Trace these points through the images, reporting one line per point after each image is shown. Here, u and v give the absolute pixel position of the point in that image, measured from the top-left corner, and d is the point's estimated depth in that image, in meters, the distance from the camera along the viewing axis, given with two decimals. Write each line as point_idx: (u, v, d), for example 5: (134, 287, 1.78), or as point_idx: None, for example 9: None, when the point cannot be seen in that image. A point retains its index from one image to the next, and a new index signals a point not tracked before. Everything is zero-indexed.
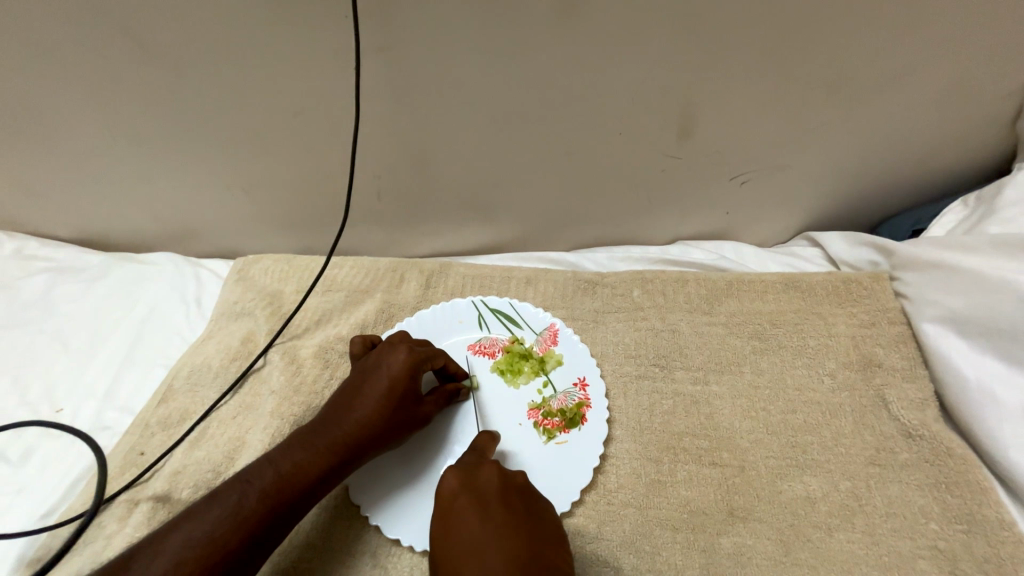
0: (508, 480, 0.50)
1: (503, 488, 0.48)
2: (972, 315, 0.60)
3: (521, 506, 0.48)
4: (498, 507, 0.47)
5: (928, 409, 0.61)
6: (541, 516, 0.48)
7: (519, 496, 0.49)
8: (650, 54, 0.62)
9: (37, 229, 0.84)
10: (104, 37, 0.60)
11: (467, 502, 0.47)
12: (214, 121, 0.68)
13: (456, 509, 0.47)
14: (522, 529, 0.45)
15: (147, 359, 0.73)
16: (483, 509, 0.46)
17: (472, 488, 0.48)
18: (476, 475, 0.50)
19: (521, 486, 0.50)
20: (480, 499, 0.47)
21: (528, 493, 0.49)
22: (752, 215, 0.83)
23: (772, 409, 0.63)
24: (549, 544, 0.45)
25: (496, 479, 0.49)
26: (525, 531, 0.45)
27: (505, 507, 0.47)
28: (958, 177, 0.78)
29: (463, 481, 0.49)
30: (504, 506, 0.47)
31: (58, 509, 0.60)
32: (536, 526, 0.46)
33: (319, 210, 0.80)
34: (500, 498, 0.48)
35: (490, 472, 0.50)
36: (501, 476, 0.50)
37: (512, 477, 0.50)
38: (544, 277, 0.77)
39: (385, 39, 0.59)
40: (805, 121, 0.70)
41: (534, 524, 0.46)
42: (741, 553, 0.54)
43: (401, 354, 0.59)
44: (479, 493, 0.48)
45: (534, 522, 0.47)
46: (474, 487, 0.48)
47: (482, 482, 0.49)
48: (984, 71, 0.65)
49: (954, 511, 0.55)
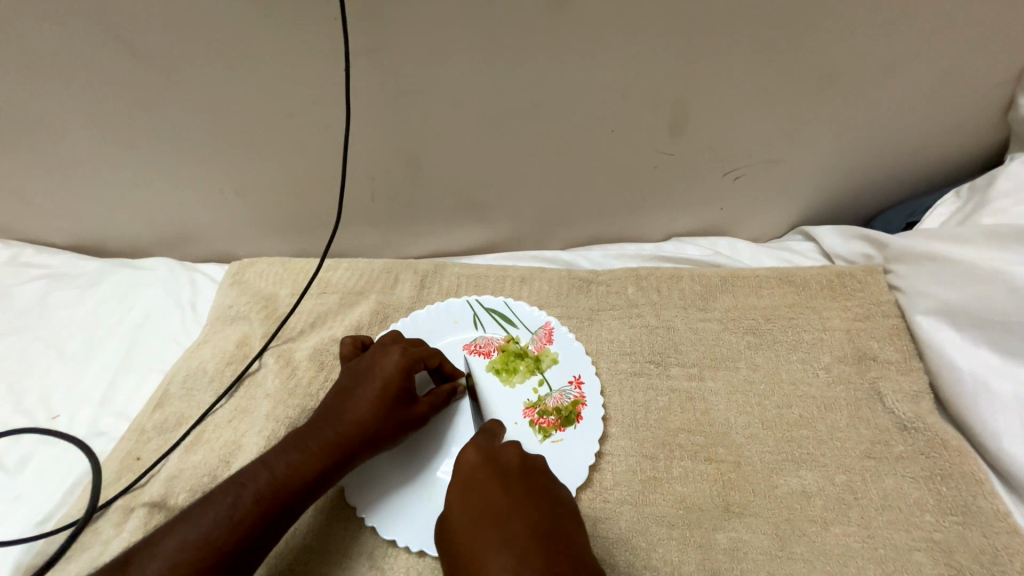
0: (528, 459, 0.50)
1: (523, 466, 0.48)
2: (965, 306, 0.60)
3: (540, 485, 0.47)
4: (518, 482, 0.47)
5: (923, 402, 0.61)
6: (559, 496, 0.48)
7: (540, 475, 0.48)
8: (640, 51, 0.62)
9: (32, 236, 0.84)
10: (94, 43, 0.60)
11: (488, 474, 0.47)
12: (206, 125, 0.68)
13: (476, 480, 0.47)
14: (542, 505, 0.45)
15: (142, 364, 0.73)
16: (504, 483, 0.46)
17: (493, 462, 0.48)
18: (497, 450, 0.50)
19: (541, 467, 0.50)
20: (500, 473, 0.47)
21: (546, 473, 0.49)
22: (746, 210, 0.83)
23: (768, 404, 0.63)
24: (569, 521, 0.45)
25: (517, 457, 0.49)
26: (544, 507, 0.45)
27: (525, 483, 0.47)
28: (950, 170, 0.78)
29: (485, 455, 0.49)
30: (523, 482, 0.47)
31: (54, 515, 0.60)
32: (555, 505, 0.46)
33: (313, 213, 0.80)
34: (520, 475, 0.48)
35: (510, 449, 0.50)
36: (522, 454, 0.50)
37: (531, 457, 0.50)
38: (538, 276, 0.77)
39: (374, 40, 0.59)
40: (796, 116, 0.70)
41: (553, 502, 0.46)
42: (737, 548, 0.54)
43: (394, 355, 0.59)
44: (501, 467, 0.48)
45: (554, 501, 0.47)
46: (495, 461, 0.48)
47: (503, 457, 0.49)
48: (975, 62, 0.65)
49: (949, 503, 0.55)
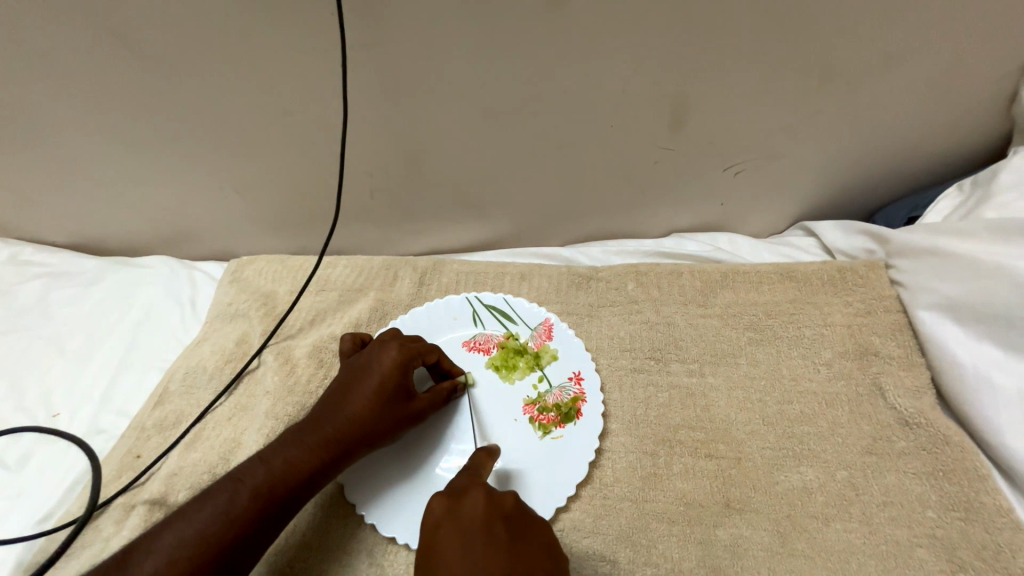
0: (494, 506, 0.47)
1: (488, 517, 0.46)
2: (967, 301, 0.60)
3: (506, 537, 0.45)
4: (480, 539, 0.44)
5: (925, 397, 0.61)
6: (531, 544, 0.45)
7: (504, 525, 0.46)
8: (639, 45, 0.61)
9: (32, 235, 0.84)
10: (89, 40, 0.60)
11: (448, 533, 0.45)
12: (203, 122, 0.68)
13: (437, 540, 0.45)
14: (504, 563, 0.43)
15: (142, 362, 0.73)
16: (465, 541, 0.44)
17: (455, 517, 0.46)
18: (460, 501, 0.48)
19: (508, 513, 0.47)
20: (461, 529, 0.45)
21: (515, 519, 0.47)
22: (746, 206, 0.82)
23: (768, 400, 0.63)
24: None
25: (482, 505, 0.47)
26: (506, 567, 0.42)
27: (487, 538, 0.44)
28: (953, 164, 0.77)
29: (447, 510, 0.47)
30: (487, 536, 0.44)
31: (54, 514, 0.61)
32: (521, 559, 0.43)
33: (312, 210, 0.79)
34: (482, 528, 0.45)
35: (475, 497, 0.48)
36: (485, 502, 0.47)
37: (499, 502, 0.48)
38: (538, 273, 0.77)
39: (371, 35, 0.59)
40: (798, 110, 0.69)
41: (517, 556, 0.43)
42: (738, 544, 0.53)
43: (392, 351, 0.59)
44: (463, 522, 0.46)
45: (521, 552, 0.44)
46: (455, 517, 0.46)
47: (466, 509, 0.47)
48: (977, 54, 0.64)
49: (951, 499, 0.55)
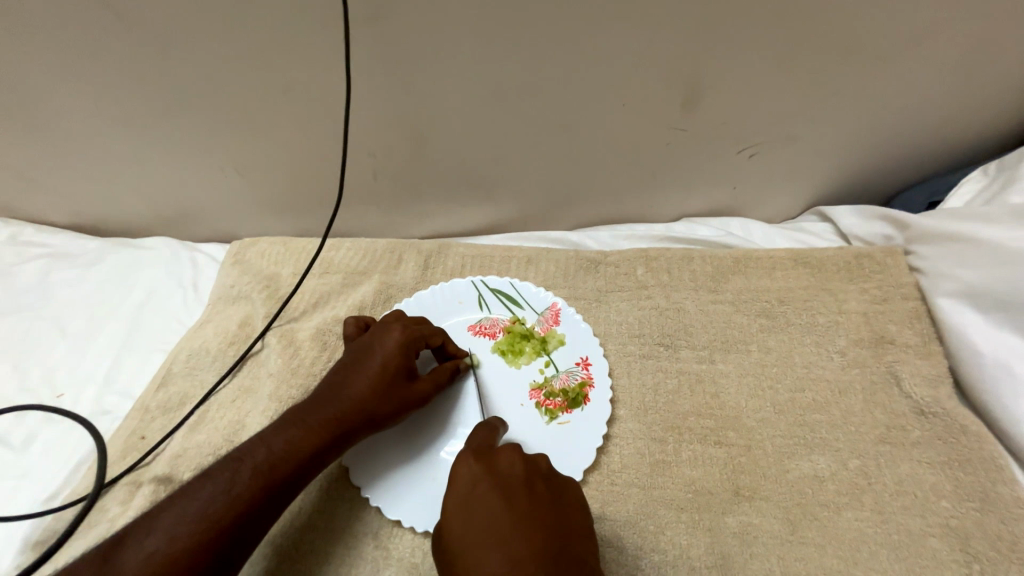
0: (531, 465, 0.48)
1: (527, 475, 0.47)
2: (990, 288, 0.58)
3: (546, 493, 0.46)
4: (524, 496, 0.45)
5: (941, 385, 0.60)
6: (566, 501, 0.47)
7: (543, 483, 0.47)
8: (652, 20, 0.59)
9: (33, 215, 0.84)
10: (84, 14, 0.58)
11: (490, 489, 0.45)
12: (203, 99, 0.67)
13: (475, 495, 0.45)
14: (548, 519, 0.44)
15: (145, 344, 0.73)
16: (509, 495, 0.45)
17: (494, 473, 0.47)
18: (496, 459, 0.48)
19: (545, 472, 0.48)
20: (502, 485, 0.46)
21: (550, 479, 0.48)
22: (760, 190, 0.80)
23: (780, 387, 0.62)
24: (575, 538, 0.44)
25: (520, 464, 0.48)
26: (550, 522, 0.44)
27: (529, 495, 0.45)
28: (976, 146, 0.75)
29: (484, 468, 0.47)
30: (528, 493, 0.46)
31: (59, 493, 0.61)
32: (560, 517, 0.45)
33: (316, 191, 0.78)
34: (524, 486, 0.46)
35: (511, 455, 0.48)
36: (523, 461, 0.48)
37: (534, 463, 0.49)
38: (546, 257, 0.75)
39: (374, 8, 0.57)
40: (817, 90, 0.67)
41: (558, 514, 0.45)
42: (747, 532, 0.53)
43: (395, 333, 0.59)
44: (501, 478, 0.46)
45: (558, 510, 0.45)
46: (494, 474, 0.47)
47: (505, 467, 0.47)
48: (1008, 30, 0.61)
49: (966, 488, 0.53)
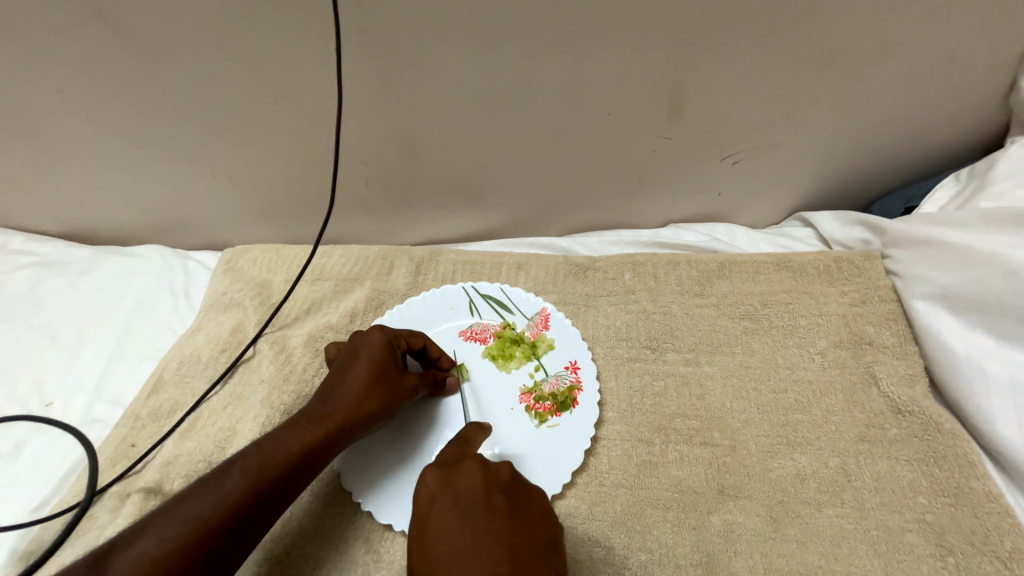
0: (490, 477, 0.49)
1: (484, 489, 0.47)
2: (961, 290, 0.60)
3: (503, 505, 0.46)
4: (479, 510, 0.45)
5: (918, 385, 0.61)
6: (526, 511, 0.47)
7: (502, 494, 0.47)
8: (636, 31, 0.61)
9: (22, 224, 0.84)
10: (77, 25, 0.59)
11: (445, 506, 0.46)
12: (195, 109, 0.67)
13: (432, 515, 0.46)
14: (502, 534, 0.43)
15: (136, 351, 0.73)
16: (463, 512, 0.45)
17: (452, 489, 0.47)
18: (456, 475, 0.49)
19: (504, 483, 0.48)
20: (459, 501, 0.46)
21: (511, 491, 0.48)
22: (743, 197, 0.82)
23: (764, 388, 0.63)
24: (534, 553, 0.43)
25: (478, 478, 0.48)
26: (505, 537, 0.43)
27: (485, 509, 0.45)
28: (951, 152, 0.77)
29: (441, 484, 0.48)
30: (485, 506, 0.46)
31: (50, 502, 0.61)
32: (518, 530, 0.44)
33: (308, 199, 0.79)
34: (480, 500, 0.46)
35: (471, 469, 0.49)
36: (482, 472, 0.48)
37: (496, 473, 0.49)
38: (534, 263, 0.76)
39: (365, 19, 0.58)
40: (795, 99, 0.69)
41: (516, 527, 0.45)
42: (731, 530, 0.54)
43: (377, 332, 0.60)
44: (458, 494, 0.47)
45: (518, 521, 0.45)
46: (452, 490, 0.47)
47: (461, 484, 0.48)
48: (978, 41, 0.64)
49: (941, 484, 0.55)
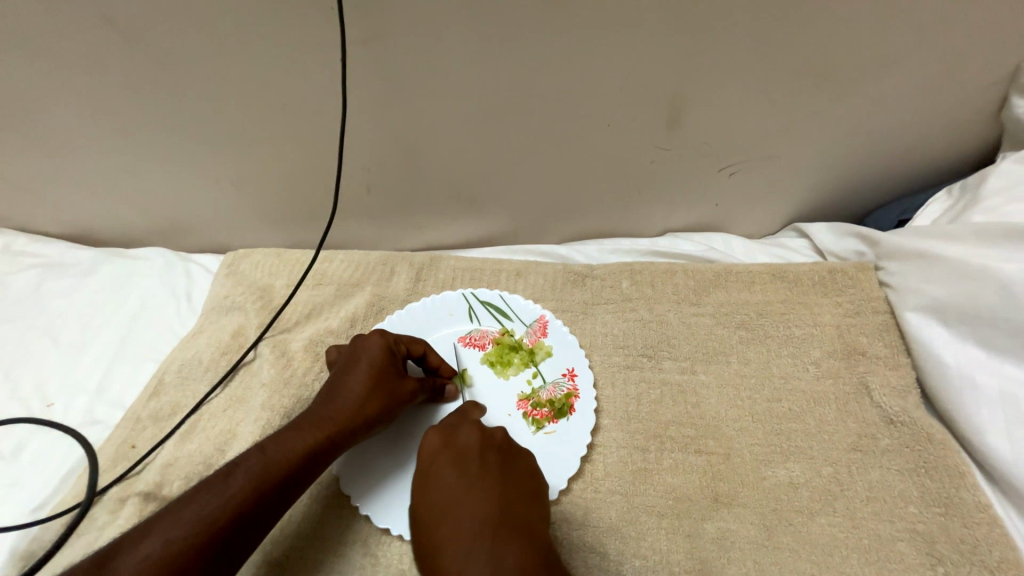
0: (487, 438, 0.51)
1: (481, 447, 0.50)
2: (952, 302, 0.61)
3: (497, 461, 0.49)
4: (476, 466, 0.48)
5: (910, 396, 0.62)
6: (518, 468, 0.50)
7: (496, 452, 0.50)
8: (636, 45, 0.62)
9: (26, 225, 0.84)
10: (87, 30, 0.60)
11: (445, 460, 0.49)
12: (201, 114, 0.68)
13: (433, 467, 0.48)
14: (495, 485, 0.46)
15: (137, 353, 0.74)
16: (462, 466, 0.48)
17: (451, 447, 0.50)
18: (455, 433, 0.51)
19: (499, 443, 0.51)
20: (458, 457, 0.49)
21: (504, 451, 0.51)
22: (740, 208, 0.84)
23: (758, 398, 0.64)
24: (523, 503, 0.46)
25: (475, 437, 0.51)
26: (500, 487, 0.46)
27: (481, 464, 0.48)
28: (944, 167, 0.79)
29: (442, 442, 0.50)
30: (481, 462, 0.48)
31: (49, 502, 0.61)
32: (511, 482, 0.47)
33: (310, 204, 0.80)
34: (476, 457, 0.49)
35: (469, 431, 0.51)
36: (479, 434, 0.51)
37: (491, 435, 0.52)
38: (533, 270, 0.77)
39: (371, 30, 0.59)
40: (792, 112, 0.70)
41: (507, 479, 0.47)
42: (724, 537, 0.55)
43: (377, 338, 0.62)
44: (457, 450, 0.49)
45: (511, 476, 0.48)
46: (452, 447, 0.50)
47: (460, 440, 0.50)
48: (969, 60, 0.65)
49: (932, 494, 0.56)
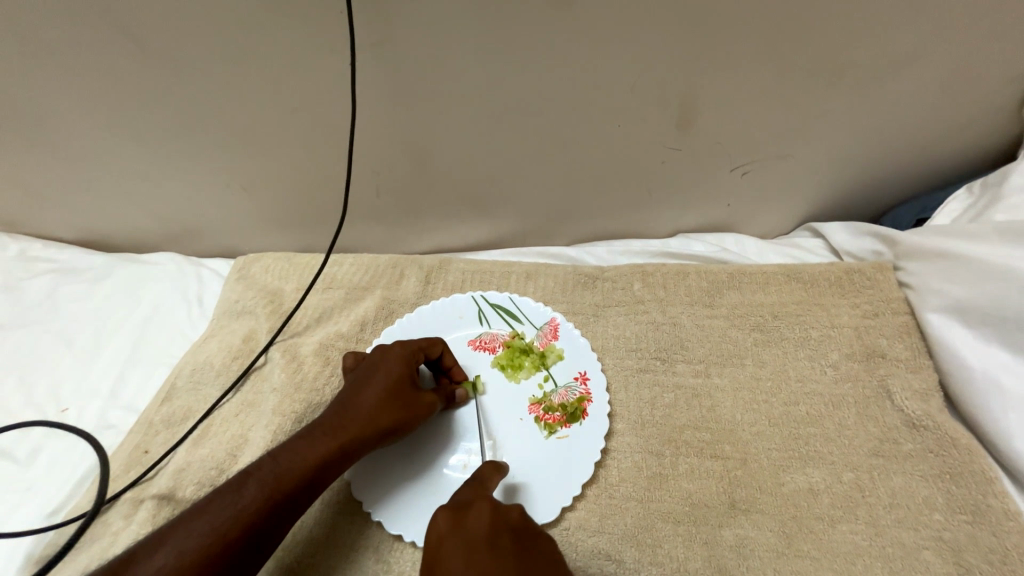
0: (501, 518, 0.45)
1: (493, 529, 0.44)
2: (975, 303, 0.60)
3: (511, 546, 0.43)
4: (485, 551, 0.42)
5: (932, 400, 0.61)
6: (536, 554, 0.43)
7: (511, 534, 0.44)
8: (647, 45, 0.61)
9: (40, 231, 0.85)
10: (99, 37, 0.60)
11: (452, 543, 0.43)
12: (211, 119, 0.68)
13: (438, 552, 0.43)
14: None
15: (150, 358, 0.74)
16: (470, 552, 0.42)
17: (459, 528, 0.44)
18: (466, 514, 0.46)
19: (515, 524, 0.45)
20: (466, 541, 0.43)
21: (521, 535, 0.44)
22: (753, 207, 0.82)
23: (775, 401, 0.63)
24: None
25: (488, 519, 0.45)
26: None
27: (491, 549, 0.42)
28: (963, 165, 0.77)
29: (451, 523, 0.45)
30: (492, 548, 0.42)
31: (64, 507, 0.61)
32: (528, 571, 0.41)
33: (319, 207, 0.80)
34: (489, 543, 0.43)
35: (481, 509, 0.46)
36: (492, 513, 0.45)
37: (506, 515, 0.46)
38: (544, 272, 0.77)
39: (380, 33, 0.59)
40: (807, 110, 0.69)
41: (522, 566, 0.41)
42: (743, 545, 0.53)
43: (396, 349, 0.61)
44: (466, 533, 0.44)
45: (528, 563, 0.42)
46: (460, 529, 0.44)
47: (471, 522, 0.44)
48: (989, 55, 0.64)
49: (957, 501, 0.54)
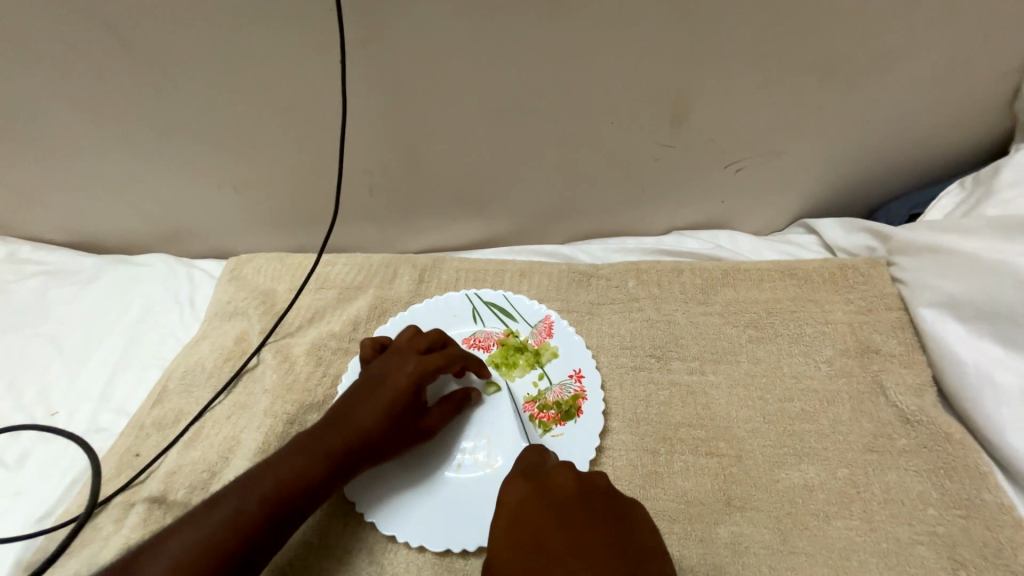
0: (586, 483, 0.47)
1: (581, 492, 0.46)
2: (968, 298, 0.60)
3: (604, 509, 0.45)
4: (580, 514, 0.44)
5: (926, 395, 0.61)
6: (631, 518, 0.45)
7: (601, 498, 0.46)
8: (640, 42, 0.61)
9: (29, 233, 0.84)
10: (86, 36, 0.60)
11: (536, 507, 0.45)
12: (201, 119, 0.68)
13: (522, 515, 0.44)
14: (611, 538, 0.42)
15: (141, 361, 0.73)
16: (562, 513, 0.44)
17: (544, 492, 0.46)
18: (549, 477, 0.47)
19: (605, 489, 0.46)
20: (555, 505, 0.45)
21: (610, 496, 0.46)
22: (747, 204, 0.82)
23: (770, 398, 0.63)
24: (644, 554, 0.42)
25: (573, 480, 0.47)
26: (610, 537, 0.42)
27: (585, 511, 0.44)
28: (955, 160, 0.77)
29: (534, 487, 0.46)
30: (584, 510, 0.44)
31: (54, 512, 0.61)
32: (624, 532, 0.43)
33: (311, 207, 0.79)
34: (579, 502, 0.45)
35: (564, 475, 0.47)
36: (576, 477, 0.47)
37: (592, 479, 0.47)
38: (538, 270, 0.76)
39: (370, 31, 0.58)
40: (801, 106, 0.69)
41: (620, 530, 0.43)
42: (739, 542, 0.53)
43: (409, 366, 0.59)
44: (554, 495, 0.46)
45: (622, 526, 0.44)
46: (545, 492, 0.46)
47: (556, 483, 0.47)
48: (981, 49, 0.64)
49: (952, 496, 0.54)
